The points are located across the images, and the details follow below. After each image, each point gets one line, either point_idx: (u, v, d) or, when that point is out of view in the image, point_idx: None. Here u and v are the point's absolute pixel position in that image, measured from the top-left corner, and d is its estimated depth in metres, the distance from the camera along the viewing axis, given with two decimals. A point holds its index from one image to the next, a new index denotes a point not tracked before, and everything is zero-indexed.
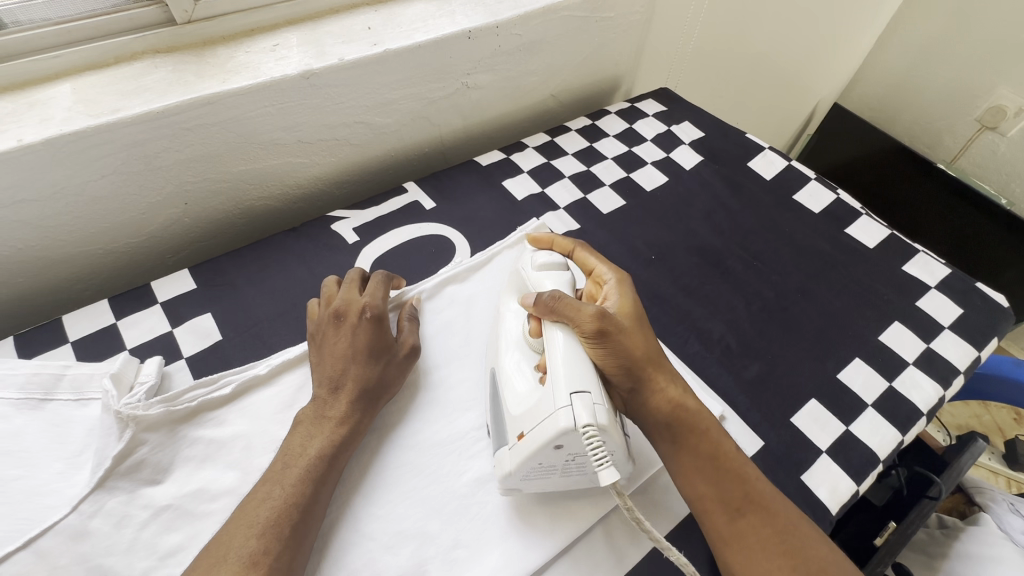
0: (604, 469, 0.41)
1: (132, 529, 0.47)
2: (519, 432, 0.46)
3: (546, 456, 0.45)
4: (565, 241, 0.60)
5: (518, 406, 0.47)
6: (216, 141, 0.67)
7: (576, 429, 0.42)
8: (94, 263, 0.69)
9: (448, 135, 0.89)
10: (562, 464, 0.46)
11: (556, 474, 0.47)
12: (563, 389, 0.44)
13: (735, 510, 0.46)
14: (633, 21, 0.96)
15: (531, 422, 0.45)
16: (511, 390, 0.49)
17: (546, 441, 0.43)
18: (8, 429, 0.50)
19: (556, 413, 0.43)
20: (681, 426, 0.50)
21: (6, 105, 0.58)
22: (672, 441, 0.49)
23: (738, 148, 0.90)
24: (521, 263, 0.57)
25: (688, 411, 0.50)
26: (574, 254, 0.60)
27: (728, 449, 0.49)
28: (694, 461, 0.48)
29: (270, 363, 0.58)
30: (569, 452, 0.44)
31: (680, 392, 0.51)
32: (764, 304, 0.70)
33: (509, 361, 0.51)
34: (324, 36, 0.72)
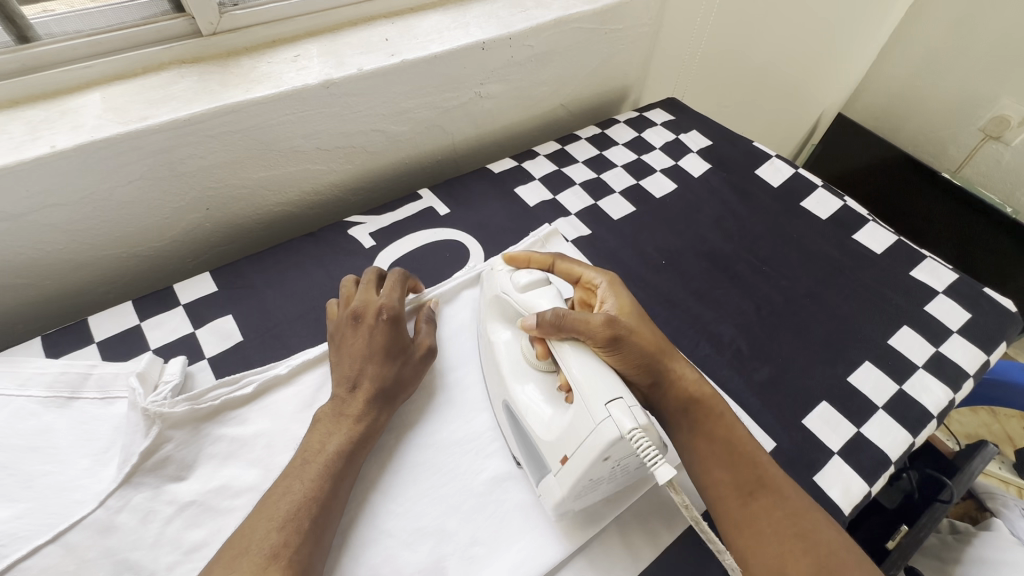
0: (659, 468, 0.40)
1: (158, 524, 0.48)
2: (563, 456, 0.46)
3: (594, 471, 0.44)
4: (542, 257, 0.60)
5: (549, 432, 0.48)
6: (237, 148, 0.69)
7: (623, 437, 0.41)
8: (119, 266, 0.71)
9: (461, 143, 0.91)
10: (609, 473, 0.46)
11: (602, 485, 0.48)
12: (598, 402, 0.44)
13: (748, 494, 0.47)
14: (640, 33, 0.99)
15: (574, 443, 0.45)
16: (538, 420, 0.49)
17: (594, 457, 0.43)
18: (37, 426, 0.51)
19: (599, 427, 0.43)
20: (698, 413, 0.52)
21: (40, 114, 0.60)
22: (688, 429, 0.51)
23: (746, 156, 0.92)
24: (499, 286, 0.57)
25: (706, 397, 0.52)
26: (554, 267, 0.60)
27: (741, 436, 0.51)
28: (710, 447, 0.50)
29: (290, 363, 0.59)
30: (615, 459, 0.44)
31: (696, 379, 0.53)
32: (774, 308, 0.71)
33: (524, 392, 0.52)
34: (343, 47, 0.74)
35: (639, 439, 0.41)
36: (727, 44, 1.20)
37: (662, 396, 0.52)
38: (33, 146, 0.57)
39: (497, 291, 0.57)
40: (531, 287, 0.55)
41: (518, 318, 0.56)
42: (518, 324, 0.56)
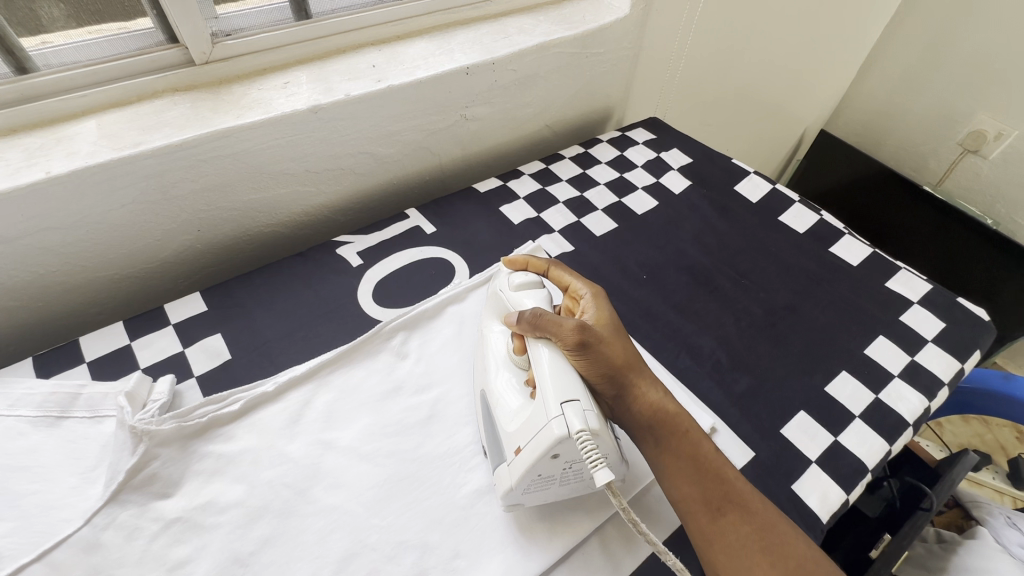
0: (600, 471, 0.42)
1: (143, 541, 0.49)
2: (517, 447, 0.47)
3: (542, 467, 0.46)
4: (539, 261, 0.62)
5: (512, 422, 0.49)
6: (228, 171, 0.71)
7: (571, 436, 0.43)
8: (110, 287, 0.72)
9: (448, 164, 0.94)
10: (561, 473, 0.47)
11: (555, 485, 0.49)
12: (554, 399, 0.45)
13: (716, 509, 0.48)
14: (621, 56, 1.02)
15: (527, 436, 0.46)
16: (504, 409, 0.50)
17: (542, 452, 0.44)
18: (26, 445, 0.52)
19: (549, 424, 0.44)
20: (664, 429, 0.52)
21: (36, 141, 0.63)
22: (655, 444, 0.51)
23: (725, 172, 0.95)
24: (498, 284, 0.59)
25: (671, 414, 0.52)
26: (548, 273, 0.62)
27: (709, 450, 0.51)
28: (677, 463, 0.50)
29: (277, 380, 0.60)
30: (566, 459, 0.46)
31: (661, 395, 0.53)
32: (753, 320, 0.73)
33: (499, 380, 0.53)
34: (331, 74, 0.77)
35: (586, 442, 0.43)
36: (707, 65, 1.24)
37: (628, 410, 0.52)
38: (29, 172, 0.59)
39: (494, 289, 0.60)
40: (524, 287, 0.58)
41: (492, 334, 0.57)
42: (493, 339, 0.57)
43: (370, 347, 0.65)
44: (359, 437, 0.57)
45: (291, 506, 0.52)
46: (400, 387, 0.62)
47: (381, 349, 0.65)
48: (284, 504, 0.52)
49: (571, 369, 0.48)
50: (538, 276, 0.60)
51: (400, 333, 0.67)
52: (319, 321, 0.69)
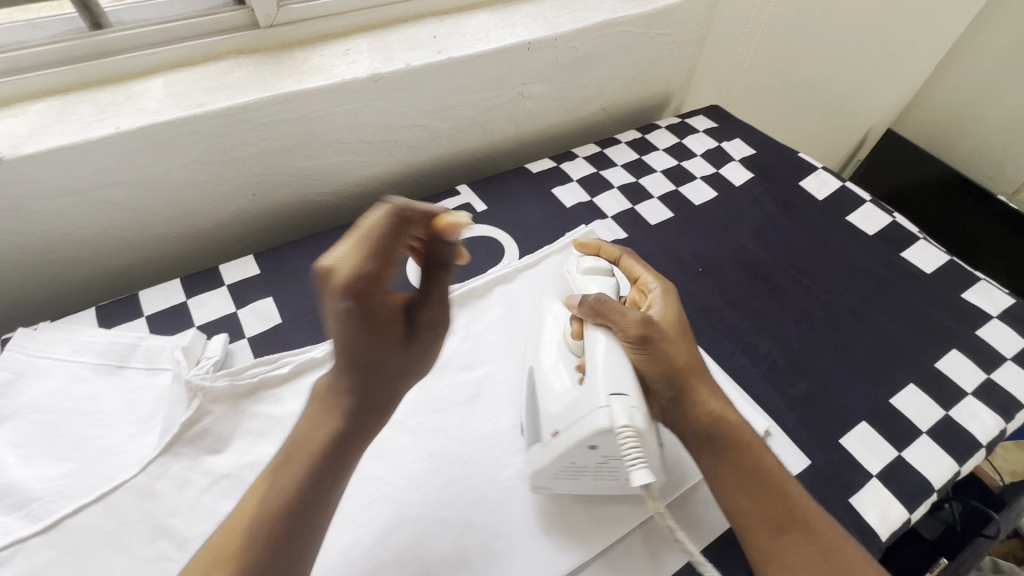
0: (638, 472, 0.41)
1: (194, 494, 0.50)
2: (553, 430, 0.46)
3: (577, 456, 0.45)
4: (611, 249, 0.62)
5: (554, 404, 0.48)
6: (285, 137, 0.71)
7: (612, 430, 0.42)
8: (168, 245, 0.74)
9: (501, 142, 0.92)
10: (595, 466, 0.46)
11: (587, 477, 0.48)
12: (603, 389, 0.44)
13: (778, 527, 0.45)
14: (687, 38, 0.98)
15: (565, 421, 0.45)
16: (548, 391, 0.49)
17: (580, 441, 0.44)
18: (89, 391, 0.56)
19: (593, 412, 0.43)
20: (725, 439, 0.49)
21: (107, 97, 0.64)
22: (713, 454, 0.49)
23: (791, 166, 0.90)
24: (565, 267, 0.58)
25: (733, 424, 0.49)
26: (619, 261, 0.61)
27: (770, 464, 0.48)
28: (736, 476, 0.47)
29: (326, 347, 0.60)
30: (602, 453, 0.44)
31: (722, 405, 0.50)
32: (814, 323, 0.69)
33: (548, 362, 0.52)
34: (392, 43, 0.75)
35: (627, 439, 0.42)
36: (776, 53, 1.18)
37: (685, 417, 0.49)
38: (100, 127, 0.60)
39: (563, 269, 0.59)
40: (592, 272, 0.56)
41: (546, 320, 0.56)
42: (544, 327, 0.55)
43: None
44: (404, 410, 0.57)
45: None
46: (445, 363, 0.62)
47: None
48: None
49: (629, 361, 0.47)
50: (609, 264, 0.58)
51: None
52: None
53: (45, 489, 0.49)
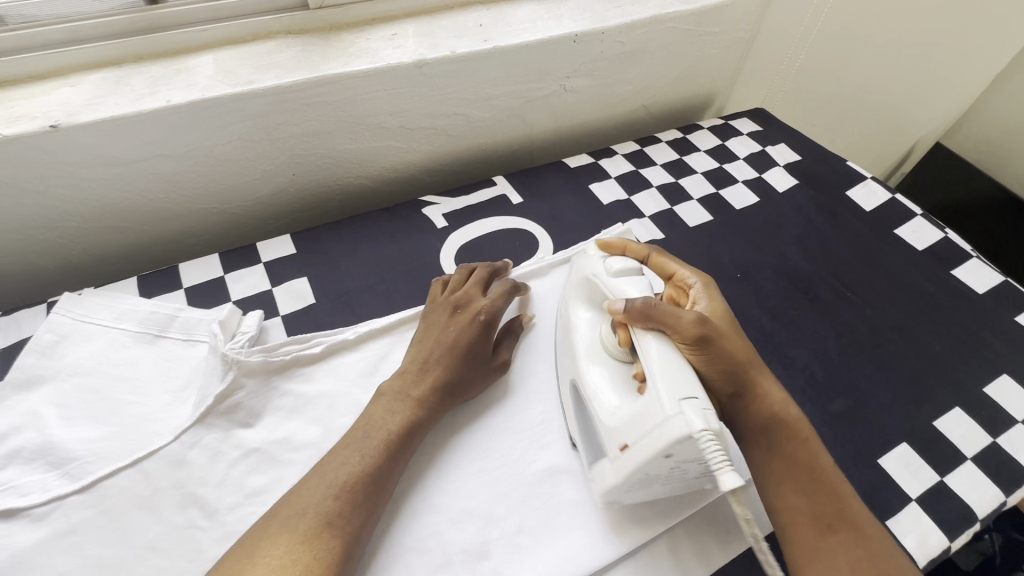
0: (727, 474, 0.38)
1: (225, 466, 0.51)
2: (622, 443, 0.45)
3: (651, 467, 0.44)
4: (638, 247, 0.60)
5: (614, 419, 0.47)
6: (328, 119, 0.72)
7: (691, 436, 0.40)
8: (208, 220, 0.75)
9: (539, 136, 0.91)
10: (667, 473, 0.45)
11: (659, 484, 0.47)
12: (670, 397, 0.42)
13: (826, 527, 0.44)
14: (735, 38, 0.95)
15: (635, 434, 0.44)
16: (602, 405, 0.49)
17: (656, 452, 0.42)
18: (128, 357, 0.57)
19: (667, 422, 0.42)
20: (780, 433, 0.49)
21: (158, 71, 0.65)
22: (768, 448, 0.49)
23: (838, 175, 0.87)
24: (592, 269, 0.56)
25: (791, 420, 0.49)
26: (648, 260, 0.59)
27: (826, 463, 0.48)
28: (789, 472, 0.47)
29: (358, 330, 0.61)
30: (678, 459, 0.43)
31: (782, 398, 0.50)
32: (855, 337, 0.67)
33: (591, 374, 0.51)
34: (438, 30, 0.75)
35: (708, 442, 0.39)
36: (825, 57, 1.14)
37: (744, 409, 0.49)
38: (151, 99, 0.62)
39: (585, 273, 0.57)
40: (622, 274, 0.54)
41: (576, 323, 0.56)
42: (577, 329, 0.55)
43: None
44: None
45: None
46: None
47: None
48: None
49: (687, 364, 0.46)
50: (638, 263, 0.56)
51: None
52: (400, 277, 0.68)
53: (85, 451, 0.50)
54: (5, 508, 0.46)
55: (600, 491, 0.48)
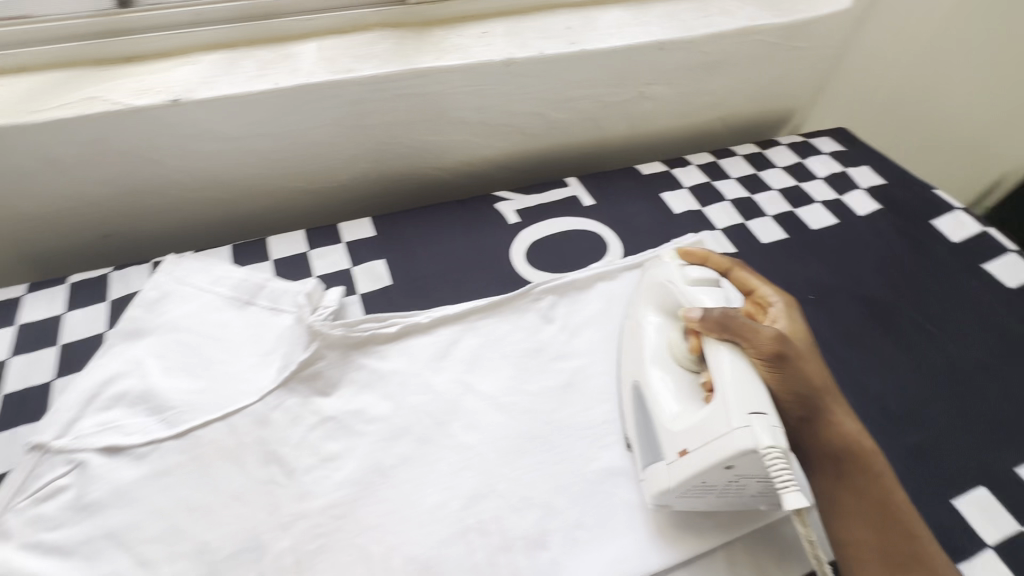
0: (791, 494, 0.40)
1: (304, 429, 0.54)
2: (681, 449, 0.46)
3: (710, 476, 0.45)
4: (721, 259, 0.58)
5: (676, 424, 0.48)
6: (415, 110, 0.74)
7: (757, 451, 0.42)
8: (295, 198, 0.79)
9: (613, 141, 0.91)
10: (723, 485, 0.46)
11: (711, 496, 0.48)
12: (739, 409, 0.43)
13: (899, 566, 0.44)
14: (823, 55, 0.93)
15: (698, 440, 0.45)
16: (663, 410, 0.50)
17: (717, 461, 0.43)
18: (221, 319, 0.61)
19: (733, 433, 0.43)
20: (851, 465, 0.48)
21: (267, 55, 0.70)
22: (834, 476, 0.48)
23: (924, 202, 0.83)
24: (666, 275, 0.56)
25: (864, 451, 0.48)
26: (730, 273, 0.58)
27: (899, 499, 0.47)
28: (858, 504, 0.46)
29: (431, 314, 0.63)
30: (738, 472, 0.44)
31: (858, 429, 0.49)
32: (934, 372, 0.65)
33: (654, 379, 0.53)
34: (527, 30, 0.77)
35: (775, 459, 0.41)
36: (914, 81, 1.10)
37: (813, 436, 0.48)
38: (260, 81, 0.66)
39: (660, 278, 0.57)
40: (699, 283, 0.55)
41: (644, 328, 0.56)
42: (645, 334, 0.56)
43: (518, 304, 0.66)
44: (498, 387, 0.59)
45: (429, 434, 0.55)
46: (542, 349, 0.62)
47: (529, 309, 0.65)
48: (424, 430, 0.55)
49: (759, 379, 0.45)
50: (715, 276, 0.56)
51: (548, 297, 0.67)
52: (472, 268, 0.71)
53: (179, 400, 0.54)
54: (110, 444, 0.51)
55: (652, 495, 0.49)
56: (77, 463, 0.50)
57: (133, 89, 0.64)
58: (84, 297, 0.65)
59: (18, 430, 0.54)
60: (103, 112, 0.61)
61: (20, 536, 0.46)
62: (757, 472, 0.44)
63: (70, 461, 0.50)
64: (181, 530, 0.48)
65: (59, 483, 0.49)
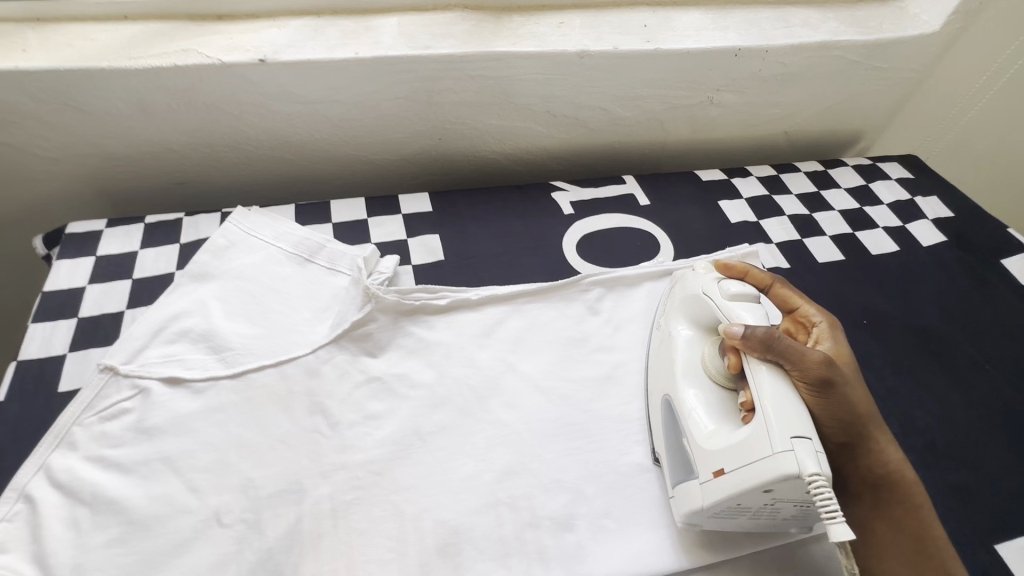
0: (837, 525, 0.38)
1: (349, 385, 0.56)
2: (717, 469, 0.45)
3: (746, 498, 0.43)
4: (760, 274, 0.56)
5: (712, 442, 0.47)
6: (485, 92, 0.75)
7: (801, 477, 0.40)
8: (357, 167, 0.81)
9: (673, 144, 0.90)
10: (759, 508, 0.45)
11: (744, 517, 0.47)
12: (781, 433, 0.42)
13: None
14: (902, 77, 0.90)
15: (735, 460, 0.44)
16: (698, 428, 0.49)
17: (755, 484, 0.42)
18: (281, 273, 0.64)
19: (775, 457, 0.41)
20: (891, 494, 0.46)
21: (351, 26, 0.72)
22: (871, 504, 0.47)
23: (994, 240, 0.80)
24: (704, 288, 0.54)
25: (906, 482, 0.47)
26: (770, 289, 0.56)
27: (938, 536, 0.45)
28: (893, 536, 0.45)
29: (480, 292, 0.64)
30: (776, 496, 0.43)
31: (902, 458, 0.47)
32: (987, 413, 0.62)
33: (688, 396, 0.51)
34: (603, 24, 0.77)
35: (820, 487, 0.39)
36: (1008, 111, 1.03)
37: (855, 462, 0.47)
38: (342, 50, 0.68)
39: (694, 290, 0.55)
40: (739, 298, 0.52)
41: (675, 341, 0.55)
42: (676, 348, 0.55)
43: (566, 292, 0.66)
44: (539, 370, 0.60)
45: (468, 407, 0.56)
46: (585, 339, 0.63)
47: (576, 298, 0.66)
48: (464, 403, 0.56)
49: (803, 404, 0.43)
50: (756, 290, 0.53)
51: (596, 288, 0.67)
52: (523, 253, 0.72)
53: (238, 343, 0.56)
54: (172, 375, 0.53)
55: (682, 512, 0.48)
56: (140, 389, 0.52)
57: (223, 46, 0.67)
58: (157, 237, 0.69)
59: (89, 350, 0.58)
60: (196, 64, 0.64)
61: (86, 449, 0.49)
62: (795, 496, 0.43)
63: (134, 387, 0.52)
64: (229, 464, 0.50)
65: (123, 405, 0.51)
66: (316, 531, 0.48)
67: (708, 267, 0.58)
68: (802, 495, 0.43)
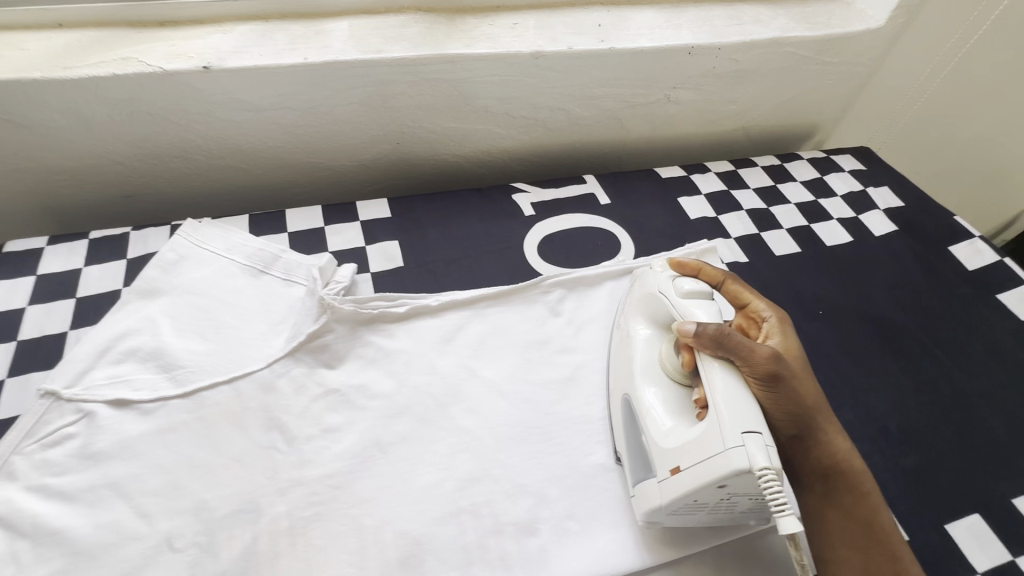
0: (786, 518, 0.39)
1: (306, 399, 0.55)
2: (674, 466, 0.45)
3: (702, 494, 0.44)
4: (713, 270, 0.57)
5: (670, 440, 0.47)
6: (441, 95, 0.75)
7: (751, 472, 0.41)
8: (314, 173, 0.80)
9: (633, 142, 0.91)
10: (716, 503, 0.45)
11: (703, 512, 0.47)
12: (733, 429, 0.42)
13: None
14: (852, 71, 0.92)
15: (691, 458, 0.44)
16: (656, 426, 0.49)
17: (709, 481, 0.42)
18: (234, 286, 0.62)
19: (726, 453, 0.41)
20: (841, 483, 0.47)
21: (300, 30, 0.70)
22: (822, 494, 0.48)
23: (942, 228, 0.83)
24: (660, 287, 0.55)
25: (854, 470, 0.48)
26: (722, 285, 0.57)
27: (885, 520, 0.47)
28: (843, 523, 0.46)
29: (440, 299, 0.63)
30: (731, 491, 0.43)
31: (849, 448, 0.49)
32: (937, 397, 0.64)
33: (646, 394, 0.51)
34: (558, 25, 0.77)
35: (769, 481, 0.40)
36: (954, 102, 1.06)
37: (805, 453, 0.48)
38: (290, 55, 0.66)
39: (650, 289, 0.56)
40: (692, 296, 0.53)
41: (634, 340, 0.56)
42: (635, 347, 0.55)
43: (527, 294, 0.66)
44: (501, 374, 0.59)
45: (429, 415, 0.56)
46: (547, 341, 0.63)
47: (537, 301, 0.66)
48: (425, 411, 0.56)
49: (753, 400, 0.44)
50: (709, 287, 0.54)
51: (557, 290, 0.67)
52: (484, 256, 0.71)
53: (189, 360, 0.54)
54: (119, 397, 0.51)
55: (643, 510, 0.49)
56: (85, 413, 0.50)
57: (166, 53, 0.65)
58: (103, 253, 0.66)
59: (30, 374, 0.56)
60: (137, 73, 0.62)
61: (26, 478, 0.47)
62: (749, 490, 0.43)
63: (79, 411, 0.50)
64: (180, 487, 0.48)
65: (66, 431, 0.49)
66: (273, 550, 0.47)
67: (664, 265, 0.58)
68: (756, 489, 0.43)
